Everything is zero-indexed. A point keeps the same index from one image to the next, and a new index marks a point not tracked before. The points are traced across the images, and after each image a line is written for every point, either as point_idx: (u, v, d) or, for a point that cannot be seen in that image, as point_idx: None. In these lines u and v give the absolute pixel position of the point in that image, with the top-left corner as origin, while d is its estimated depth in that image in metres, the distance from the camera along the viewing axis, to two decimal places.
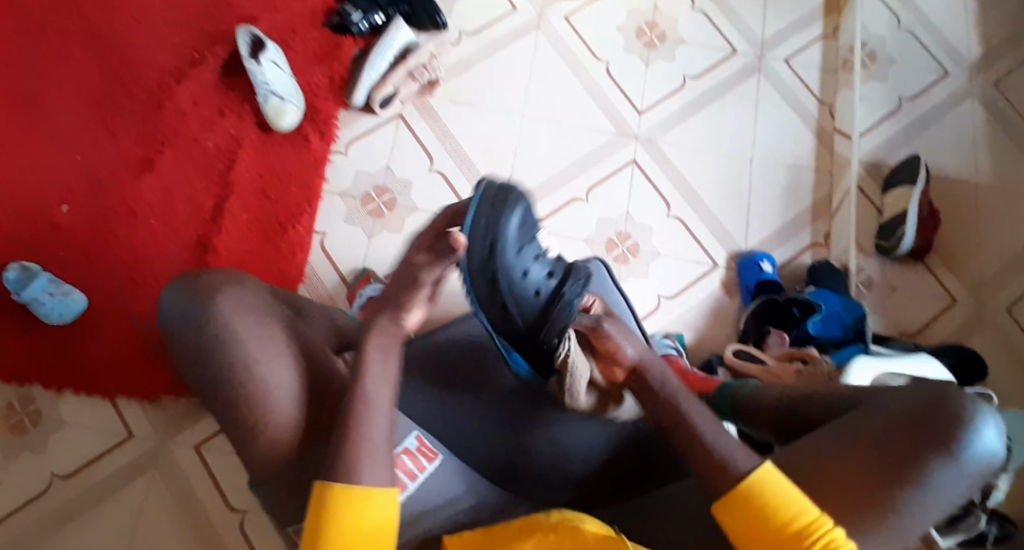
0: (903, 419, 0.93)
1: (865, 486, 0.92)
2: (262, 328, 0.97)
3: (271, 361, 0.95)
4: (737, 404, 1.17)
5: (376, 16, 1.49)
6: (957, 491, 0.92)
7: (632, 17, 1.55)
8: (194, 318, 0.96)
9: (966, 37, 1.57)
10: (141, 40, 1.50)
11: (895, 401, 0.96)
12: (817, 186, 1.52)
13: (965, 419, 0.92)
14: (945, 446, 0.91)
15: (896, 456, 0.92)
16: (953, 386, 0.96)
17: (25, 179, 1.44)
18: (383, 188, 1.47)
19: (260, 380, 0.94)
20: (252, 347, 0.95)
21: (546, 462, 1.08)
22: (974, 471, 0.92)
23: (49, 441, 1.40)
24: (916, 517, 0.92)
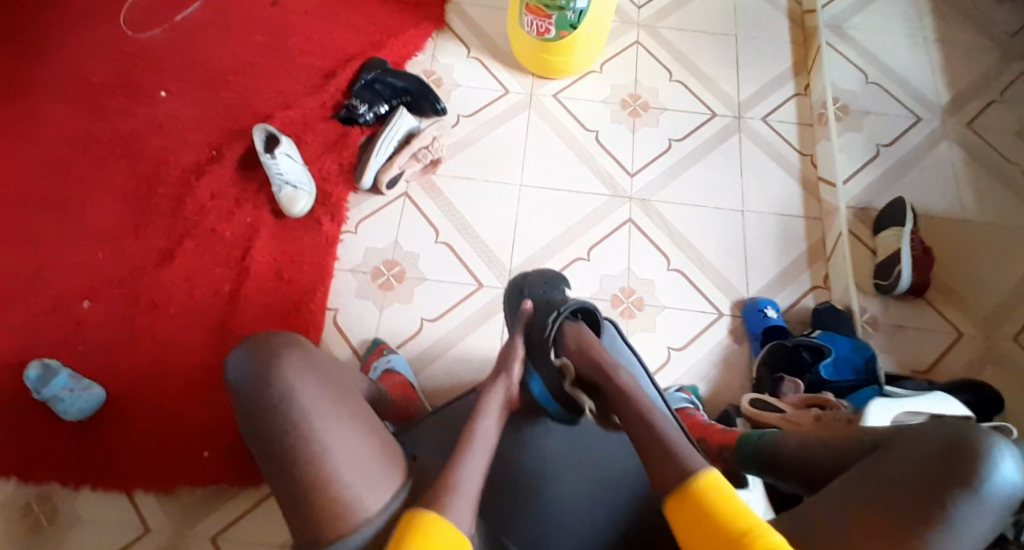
0: (924, 459, 0.97)
1: (893, 527, 0.95)
2: (328, 395, 1.02)
3: (335, 425, 1.00)
4: (763, 456, 1.18)
5: (381, 107, 1.60)
6: (985, 526, 0.94)
7: (616, 91, 1.67)
8: (257, 377, 1.02)
9: (933, 84, 1.67)
10: (162, 144, 1.61)
11: (914, 441, 0.99)
12: (809, 232, 1.58)
13: (983, 454, 0.94)
14: (967, 482, 0.94)
15: (920, 495, 0.95)
16: (970, 422, 0.98)
17: (53, 277, 1.51)
18: (392, 262, 1.54)
19: (322, 441, 0.99)
20: (314, 413, 1.00)
21: (570, 530, 1.10)
22: (997, 506, 0.94)
23: (66, 539, 1.38)
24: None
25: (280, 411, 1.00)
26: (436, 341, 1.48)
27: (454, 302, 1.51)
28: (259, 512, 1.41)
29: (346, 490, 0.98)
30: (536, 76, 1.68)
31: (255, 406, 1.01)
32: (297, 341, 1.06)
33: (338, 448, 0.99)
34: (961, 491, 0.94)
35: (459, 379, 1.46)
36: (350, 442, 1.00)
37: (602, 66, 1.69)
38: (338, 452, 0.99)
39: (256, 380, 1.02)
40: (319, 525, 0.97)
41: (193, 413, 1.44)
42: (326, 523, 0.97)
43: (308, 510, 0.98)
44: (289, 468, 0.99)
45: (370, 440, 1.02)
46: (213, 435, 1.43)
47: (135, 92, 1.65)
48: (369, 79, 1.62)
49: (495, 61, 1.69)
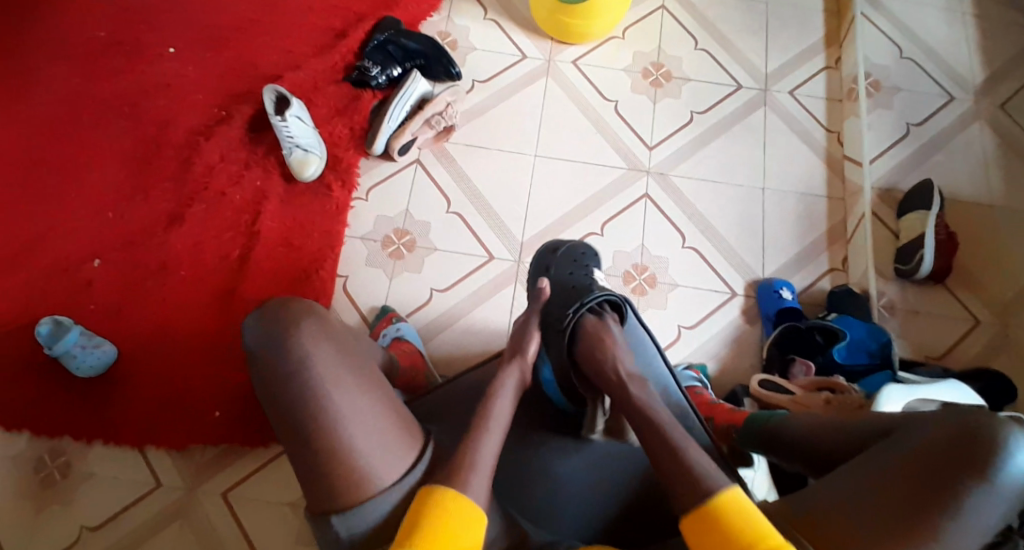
0: (936, 446, 0.95)
1: (903, 514, 0.94)
2: (343, 361, 1.03)
3: (355, 397, 1.01)
4: (770, 439, 1.17)
5: (394, 70, 1.56)
6: (995, 520, 0.93)
7: (637, 59, 1.60)
8: (278, 344, 1.01)
9: (970, 61, 1.59)
10: (171, 102, 1.58)
11: (927, 428, 0.98)
12: (831, 213, 1.53)
13: (998, 445, 0.94)
14: (979, 471, 0.93)
15: (930, 482, 0.94)
16: (984, 411, 0.98)
17: (62, 237, 1.50)
18: (403, 231, 1.52)
19: (340, 410, 1.00)
20: (335, 381, 1.01)
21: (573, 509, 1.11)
22: (1009, 497, 0.93)
23: (78, 493, 1.41)
24: (957, 542, 0.93)
25: (295, 380, 1.00)
26: (446, 311, 1.48)
27: (464, 273, 1.49)
28: (271, 471, 1.44)
29: (362, 458, 0.99)
30: (556, 41, 1.62)
31: (275, 375, 1.01)
32: (316, 309, 1.06)
33: (357, 421, 1.00)
34: (972, 479, 0.93)
35: (467, 351, 1.46)
36: (366, 410, 1.01)
37: (624, 32, 1.62)
38: (355, 420, 1.00)
39: (278, 348, 1.01)
40: (337, 492, 0.99)
41: (202, 376, 1.45)
42: (345, 489, 0.99)
43: (325, 477, 0.99)
44: (305, 437, 1.00)
45: (387, 412, 1.03)
46: (225, 397, 1.45)
47: (144, 47, 1.61)
48: (382, 39, 1.56)
49: (513, 25, 1.63)
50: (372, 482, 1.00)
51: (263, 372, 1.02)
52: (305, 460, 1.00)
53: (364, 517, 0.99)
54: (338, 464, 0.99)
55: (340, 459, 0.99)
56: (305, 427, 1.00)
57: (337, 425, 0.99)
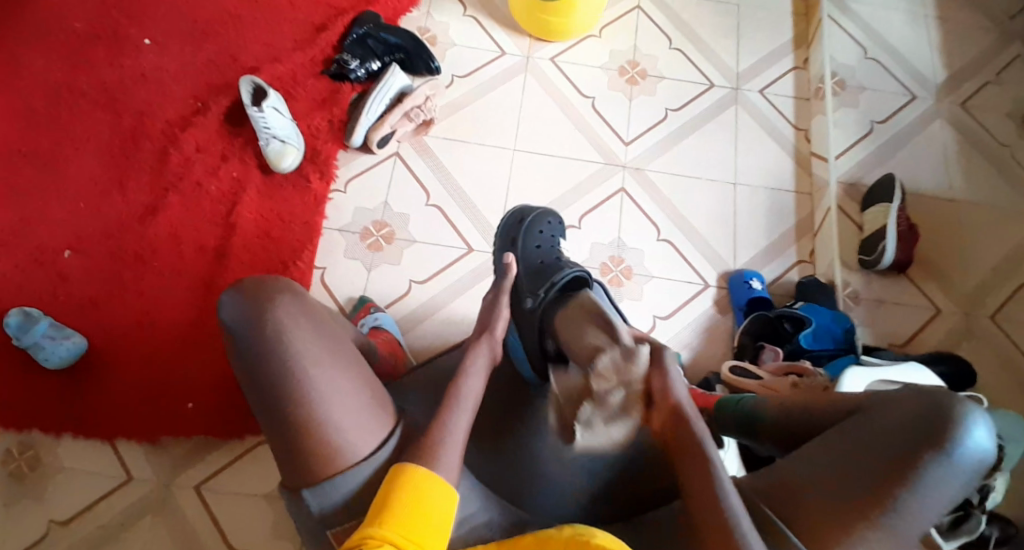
0: (900, 425, 0.98)
1: (865, 489, 0.97)
2: (319, 334, 1.00)
3: (330, 369, 0.99)
4: (741, 422, 1.19)
5: (372, 64, 1.57)
6: (954, 491, 0.97)
7: (614, 57, 1.64)
8: (253, 319, 0.98)
9: (930, 63, 1.66)
10: (146, 92, 1.57)
11: (892, 408, 1.01)
12: (799, 207, 1.58)
13: (956, 421, 0.96)
14: (939, 445, 0.96)
15: (893, 459, 0.97)
16: (944, 389, 1.01)
17: (32, 227, 1.48)
18: (381, 223, 1.52)
19: (315, 383, 0.97)
20: (309, 355, 0.98)
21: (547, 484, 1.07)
22: (966, 472, 0.96)
23: (48, 487, 1.38)
24: (917, 517, 0.96)
25: (270, 351, 0.97)
26: (425, 303, 1.48)
27: (443, 264, 1.50)
28: (248, 462, 1.42)
29: (335, 431, 0.97)
30: (534, 38, 1.65)
31: (249, 349, 0.98)
32: (291, 284, 1.02)
33: (332, 394, 0.98)
34: (933, 457, 0.96)
35: (447, 342, 1.46)
36: (341, 383, 0.99)
37: (601, 31, 1.66)
38: (330, 394, 0.98)
39: (253, 322, 0.98)
40: (310, 465, 0.97)
41: (178, 367, 1.43)
42: (318, 463, 0.97)
43: (299, 451, 0.97)
44: (280, 411, 0.97)
45: (361, 386, 1.01)
46: (199, 389, 1.43)
47: (119, 37, 1.60)
48: (361, 33, 1.58)
49: (492, 21, 1.65)
50: (346, 456, 0.97)
51: (237, 347, 0.98)
52: (287, 439, 0.97)
53: (337, 491, 0.97)
54: (313, 437, 0.96)
55: (314, 433, 0.96)
56: (281, 402, 0.97)
57: (312, 399, 0.97)
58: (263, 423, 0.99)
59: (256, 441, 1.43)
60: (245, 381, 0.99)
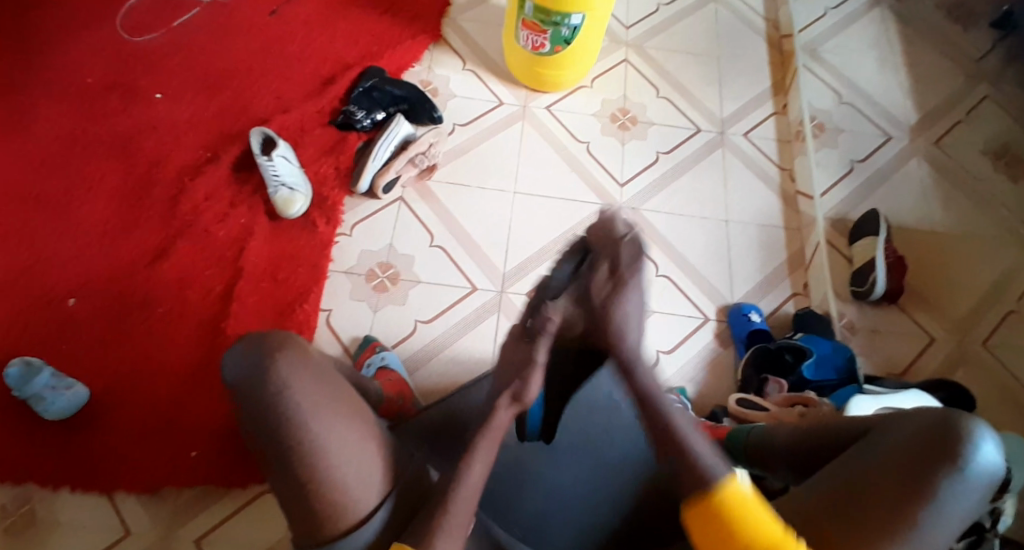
0: (909, 442, 1.01)
1: (883, 505, 0.98)
2: (322, 390, 0.99)
3: (334, 426, 0.97)
4: (751, 452, 1.21)
5: (378, 114, 1.64)
6: (969, 506, 0.98)
7: (605, 105, 1.73)
8: (257, 378, 0.97)
9: (902, 107, 1.78)
10: (155, 143, 1.61)
11: (901, 428, 1.03)
12: (789, 242, 1.64)
13: (966, 438, 0.99)
14: (951, 462, 0.97)
15: (906, 474, 0.98)
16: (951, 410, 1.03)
17: (38, 275, 1.48)
18: (387, 264, 1.55)
19: (319, 441, 0.96)
20: (310, 412, 0.97)
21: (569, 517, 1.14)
22: (980, 487, 0.98)
23: (43, 542, 1.33)
24: (935, 532, 0.97)
25: (274, 411, 0.97)
26: (430, 342, 1.50)
27: (448, 304, 1.53)
28: (246, 515, 1.37)
29: (341, 487, 0.96)
30: (530, 89, 1.73)
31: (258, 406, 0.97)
32: (292, 340, 1.01)
33: (337, 451, 0.97)
34: (946, 471, 0.97)
35: (454, 378, 1.48)
36: (345, 438, 0.97)
37: (592, 82, 1.75)
38: (336, 450, 0.97)
39: (259, 382, 0.97)
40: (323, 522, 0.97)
41: (182, 413, 1.41)
42: (326, 518, 0.97)
43: (309, 507, 0.97)
44: (291, 469, 0.97)
45: (368, 440, 1.00)
46: (203, 433, 1.40)
47: (129, 92, 1.65)
48: (367, 86, 1.66)
49: (489, 74, 1.74)
50: (357, 510, 0.97)
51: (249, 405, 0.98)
52: (299, 485, 0.97)
53: (348, 547, 0.97)
54: (323, 493, 0.96)
55: (321, 489, 0.96)
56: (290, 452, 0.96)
57: (319, 456, 0.96)
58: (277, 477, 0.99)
59: (260, 488, 1.39)
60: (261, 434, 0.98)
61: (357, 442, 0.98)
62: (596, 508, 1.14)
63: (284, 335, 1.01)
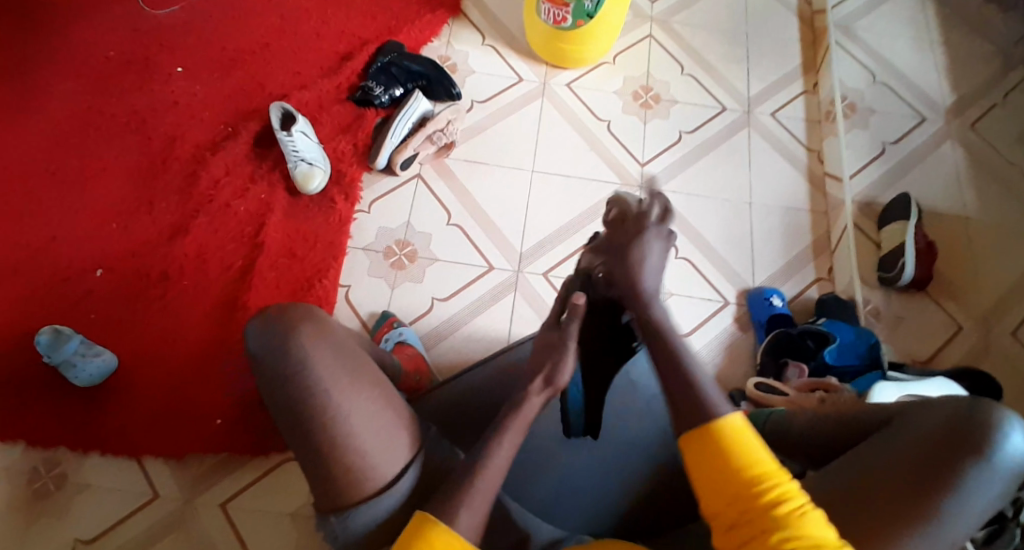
0: (932, 430, 0.98)
1: (904, 494, 0.95)
2: (341, 361, 0.99)
3: (352, 395, 0.98)
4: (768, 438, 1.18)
5: (396, 90, 1.63)
6: (994, 495, 0.95)
7: (628, 83, 1.70)
8: (275, 349, 0.98)
9: (937, 87, 1.71)
10: (178, 119, 1.63)
11: (925, 416, 1.00)
12: (814, 225, 1.60)
13: (992, 425, 0.95)
14: (975, 451, 0.95)
15: (928, 464, 0.96)
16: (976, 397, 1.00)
17: (65, 248, 1.51)
18: (404, 242, 1.55)
19: (338, 412, 0.97)
20: (329, 381, 0.97)
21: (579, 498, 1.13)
22: (1006, 476, 0.95)
23: (72, 505, 1.37)
24: (957, 522, 0.94)
25: (294, 380, 0.97)
26: (447, 320, 1.50)
27: (465, 282, 1.52)
28: (269, 481, 1.40)
29: (359, 455, 0.96)
30: (550, 66, 1.71)
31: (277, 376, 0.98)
32: (313, 313, 1.02)
33: (355, 419, 0.97)
34: (971, 461, 0.95)
35: (469, 356, 1.47)
36: (363, 407, 0.98)
37: (614, 58, 1.72)
38: (354, 421, 0.97)
39: (277, 353, 0.98)
40: (338, 492, 0.96)
41: (202, 384, 1.44)
42: (344, 490, 0.97)
43: (327, 477, 0.97)
44: (307, 439, 0.97)
45: (386, 411, 0.99)
46: (225, 404, 1.42)
47: (153, 68, 1.67)
48: (386, 61, 1.65)
49: (510, 50, 1.72)
50: (371, 482, 0.97)
51: (268, 376, 0.99)
52: (316, 456, 0.97)
53: (363, 518, 0.96)
54: (338, 463, 0.96)
55: (335, 459, 0.96)
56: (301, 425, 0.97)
57: (338, 427, 0.96)
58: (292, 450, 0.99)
59: (280, 457, 1.41)
60: (276, 409, 0.99)
61: (375, 413, 0.98)
62: (606, 488, 1.13)
63: (305, 307, 1.02)
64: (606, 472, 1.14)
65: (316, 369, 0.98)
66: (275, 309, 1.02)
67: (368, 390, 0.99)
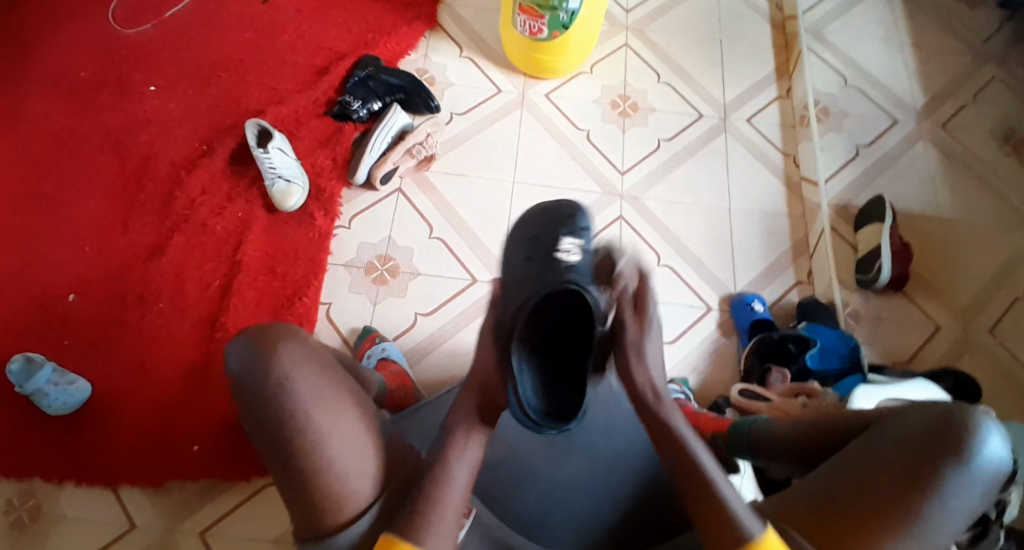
0: (912, 437, 0.99)
1: (885, 500, 0.97)
2: (325, 381, 0.98)
3: (333, 414, 0.96)
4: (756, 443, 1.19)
5: (374, 104, 1.62)
6: (973, 498, 0.97)
7: (606, 92, 1.70)
8: (259, 369, 0.96)
9: (908, 89, 1.74)
10: (151, 137, 1.60)
11: (904, 422, 1.01)
12: (793, 229, 1.62)
13: (970, 431, 0.97)
14: (954, 457, 0.96)
15: (909, 471, 0.97)
16: (956, 402, 1.01)
17: (37, 272, 1.48)
18: (386, 257, 1.54)
19: (319, 435, 0.95)
20: (309, 400, 0.95)
21: (571, 514, 1.13)
22: (984, 480, 0.97)
23: (49, 538, 1.34)
24: (939, 524, 0.96)
25: (274, 400, 0.95)
26: (430, 335, 1.49)
27: (448, 296, 1.52)
28: (252, 507, 1.37)
29: (341, 477, 0.95)
30: (528, 76, 1.71)
31: (263, 398, 0.96)
32: (294, 331, 1.00)
33: (337, 439, 0.96)
34: (949, 466, 0.96)
35: (455, 371, 1.47)
36: (345, 428, 0.96)
37: (592, 68, 1.73)
38: (337, 444, 0.95)
39: (260, 373, 0.96)
40: (321, 514, 0.95)
41: (182, 409, 1.41)
42: (325, 512, 0.95)
43: (307, 500, 0.95)
44: (289, 464, 0.95)
45: (365, 429, 0.98)
46: (206, 428, 1.40)
47: (124, 86, 1.64)
48: (363, 76, 1.64)
49: (487, 61, 1.72)
50: (354, 503, 0.96)
51: (254, 397, 0.96)
52: (298, 477, 0.95)
53: (342, 541, 0.95)
54: (321, 487, 0.95)
55: (320, 483, 0.95)
56: (287, 450, 0.95)
57: (318, 449, 0.95)
58: (273, 472, 0.97)
59: (262, 482, 1.39)
60: (260, 433, 0.97)
61: (363, 434, 0.98)
62: (599, 504, 1.13)
63: (284, 325, 1.01)
64: (597, 486, 1.14)
65: (298, 387, 0.96)
66: (254, 331, 1.00)
67: (351, 405, 0.98)
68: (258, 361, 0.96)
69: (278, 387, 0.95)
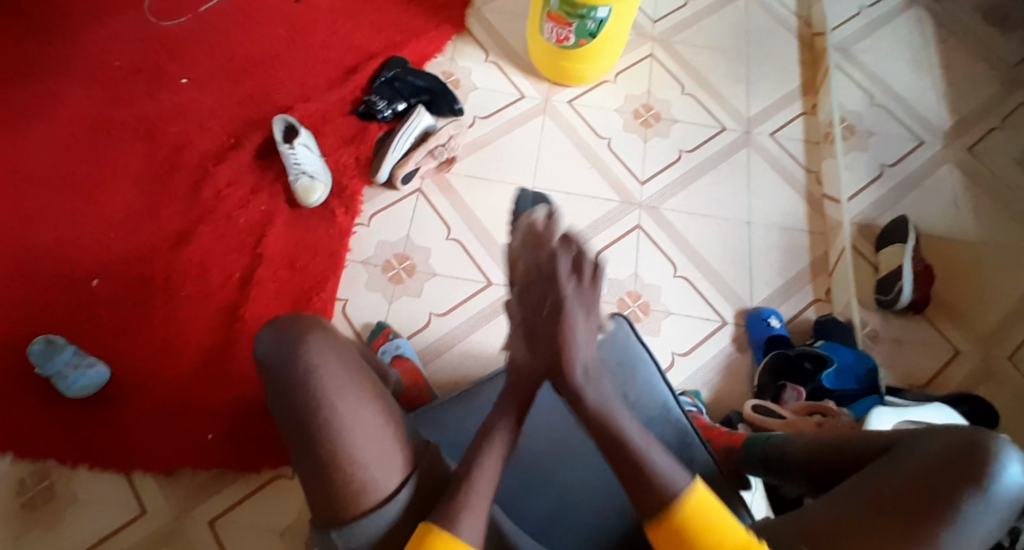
0: (934, 462, 0.97)
1: (906, 525, 0.95)
2: (349, 372, 0.99)
3: (357, 405, 0.97)
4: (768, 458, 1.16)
5: (399, 104, 1.64)
6: (991, 525, 0.95)
7: (629, 100, 1.71)
8: (286, 359, 0.98)
9: (936, 110, 1.73)
10: (179, 129, 1.62)
11: (925, 445, 0.99)
12: (813, 246, 1.61)
13: (993, 458, 0.96)
14: (976, 483, 0.94)
15: (929, 496, 0.95)
16: (976, 426, 1.00)
17: (63, 256, 1.50)
18: (403, 256, 1.55)
19: (337, 423, 0.96)
20: (333, 391, 0.97)
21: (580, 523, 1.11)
22: (1004, 508, 0.95)
23: (60, 517, 1.36)
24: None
25: (300, 390, 0.97)
26: (446, 334, 1.50)
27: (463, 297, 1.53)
28: (260, 497, 1.39)
29: (358, 466, 0.95)
30: (553, 82, 1.72)
31: (287, 387, 0.98)
32: (323, 325, 1.03)
33: (357, 430, 0.96)
34: (970, 493, 0.94)
35: (466, 374, 1.47)
36: (366, 419, 0.97)
37: (617, 76, 1.73)
38: (356, 432, 0.96)
39: (285, 364, 0.98)
40: (337, 503, 0.95)
41: (198, 397, 1.42)
42: (341, 500, 0.95)
43: (323, 490, 0.95)
44: (306, 453, 0.96)
45: (386, 421, 0.99)
46: (223, 417, 1.41)
47: (156, 78, 1.67)
48: (389, 75, 1.66)
49: (513, 67, 1.73)
50: (370, 495, 0.95)
51: (280, 386, 0.98)
52: (315, 463, 0.96)
53: (353, 532, 0.95)
54: (336, 476, 0.95)
55: (338, 472, 0.95)
56: (307, 437, 0.96)
57: (334, 435, 0.95)
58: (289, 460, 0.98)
59: (272, 474, 1.40)
60: (278, 417, 0.98)
61: (388, 428, 0.98)
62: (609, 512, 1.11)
63: (316, 319, 1.04)
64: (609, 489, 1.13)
65: (323, 377, 0.97)
66: (284, 323, 1.02)
67: (373, 399, 0.99)
68: (289, 351, 0.99)
69: (304, 375, 0.97)
